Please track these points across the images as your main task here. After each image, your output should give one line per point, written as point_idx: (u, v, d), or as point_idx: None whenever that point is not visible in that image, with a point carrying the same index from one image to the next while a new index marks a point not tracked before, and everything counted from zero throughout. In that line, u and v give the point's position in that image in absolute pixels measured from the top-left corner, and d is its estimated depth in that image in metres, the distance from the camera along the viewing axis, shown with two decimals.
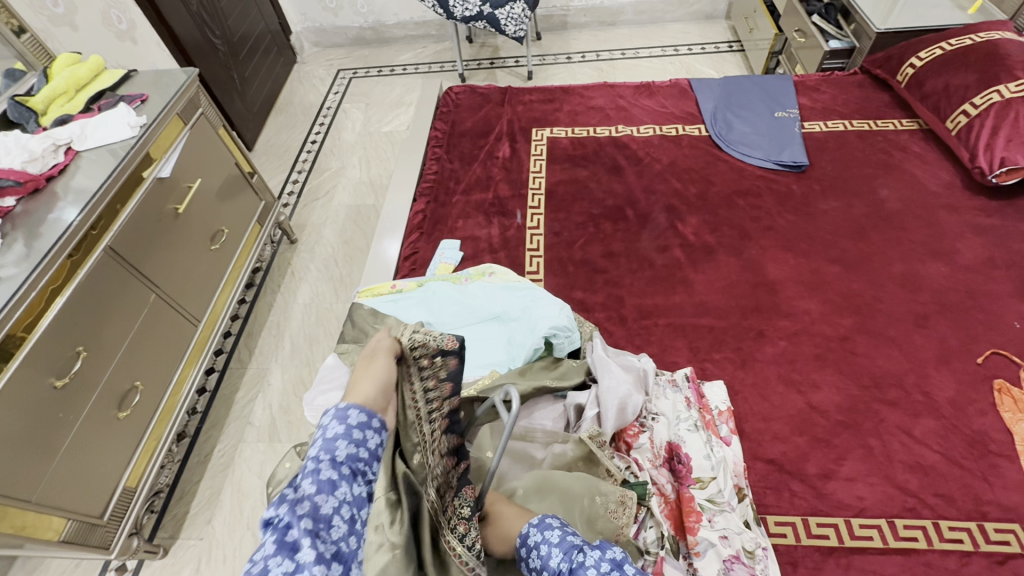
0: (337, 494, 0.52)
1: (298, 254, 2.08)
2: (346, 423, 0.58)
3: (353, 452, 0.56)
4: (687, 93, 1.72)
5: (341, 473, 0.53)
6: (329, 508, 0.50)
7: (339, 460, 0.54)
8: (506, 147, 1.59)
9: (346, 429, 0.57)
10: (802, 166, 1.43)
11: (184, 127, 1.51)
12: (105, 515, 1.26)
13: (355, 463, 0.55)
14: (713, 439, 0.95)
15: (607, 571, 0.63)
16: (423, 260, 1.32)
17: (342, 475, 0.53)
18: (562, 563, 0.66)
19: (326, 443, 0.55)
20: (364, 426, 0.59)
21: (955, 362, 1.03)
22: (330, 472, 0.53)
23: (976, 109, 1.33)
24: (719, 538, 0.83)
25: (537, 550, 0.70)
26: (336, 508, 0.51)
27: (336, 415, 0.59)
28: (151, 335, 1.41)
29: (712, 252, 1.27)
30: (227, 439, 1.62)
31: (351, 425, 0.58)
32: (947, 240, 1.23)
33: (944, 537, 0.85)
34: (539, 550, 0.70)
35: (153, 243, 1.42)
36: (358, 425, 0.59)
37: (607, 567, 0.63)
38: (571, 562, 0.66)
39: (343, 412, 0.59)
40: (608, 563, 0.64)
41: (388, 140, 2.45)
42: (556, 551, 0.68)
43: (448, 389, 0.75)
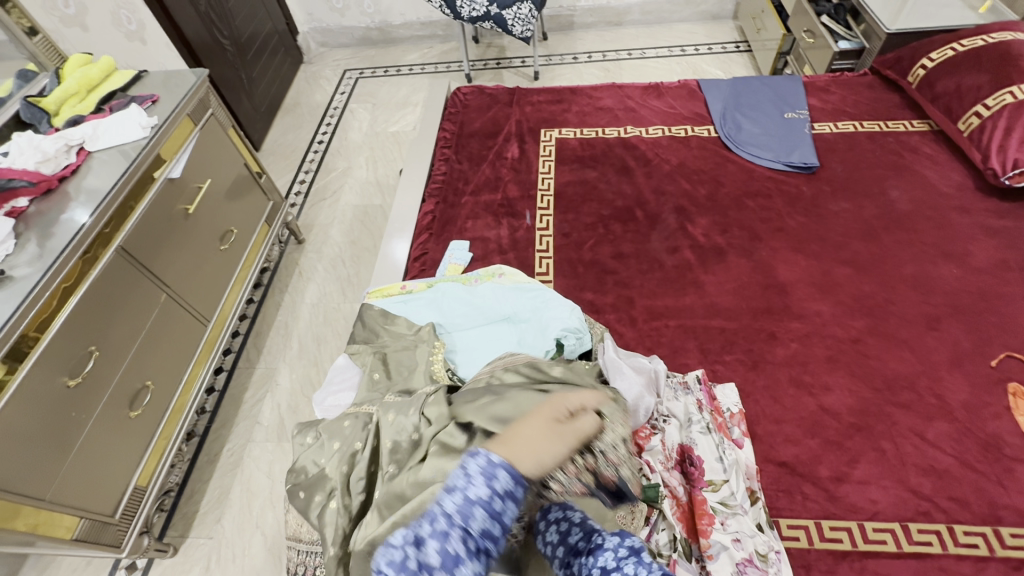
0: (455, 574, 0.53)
1: (305, 254, 2.08)
2: (491, 485, 0.58)
3: (487, 526, 0.56)
4: (695, 93, 1.72)
5: (468, 547, 0.55)
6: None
7: (470, 532, 0.55)
8: (515, 148, 1.59)
9: (488, 492, 0.57)
10: (812, 168, 1.43)
11: (195, 127, 1.51)
12: (116, 513, 1.27)
13: (484, 538, 0.56)
14: (725, 441, 0.95)
15: (624, 556, 0.62)
16: (433, 261, 1.33)
17: (467, 551, 0.55)
18: (581, 541, 0.66)
19: (465, 505, 0.56)
20: (506, 497, 0.58)
21: (969, 365, 1.03)
22: (456, 544, 0.54)
23: (988, 110, 1.32)
24: (732, 540, 0.83)
25: (556, 526, 0.70)
26: None
27: (484, 469, 0.59)
28: (161, 335, 1.42)
29: (723, 253, 1.26)
30: (236, 439, 1.63)
31: (495, 491, 0.57)
32: (959, 242, 1.22)
33: (959, 541, 0.85)
34: (559, 526, 0.70)
35: (164, 243, 1.42)
36: (503, 493, 0.58)
37: (625, 552, 0.63)
38: (590, 543, 0.66)
39: (493, 470, 0.59)
40: (626, 548, 0.63)
41: (395, 140, 2.45)
42: (576, 529, 0.68)
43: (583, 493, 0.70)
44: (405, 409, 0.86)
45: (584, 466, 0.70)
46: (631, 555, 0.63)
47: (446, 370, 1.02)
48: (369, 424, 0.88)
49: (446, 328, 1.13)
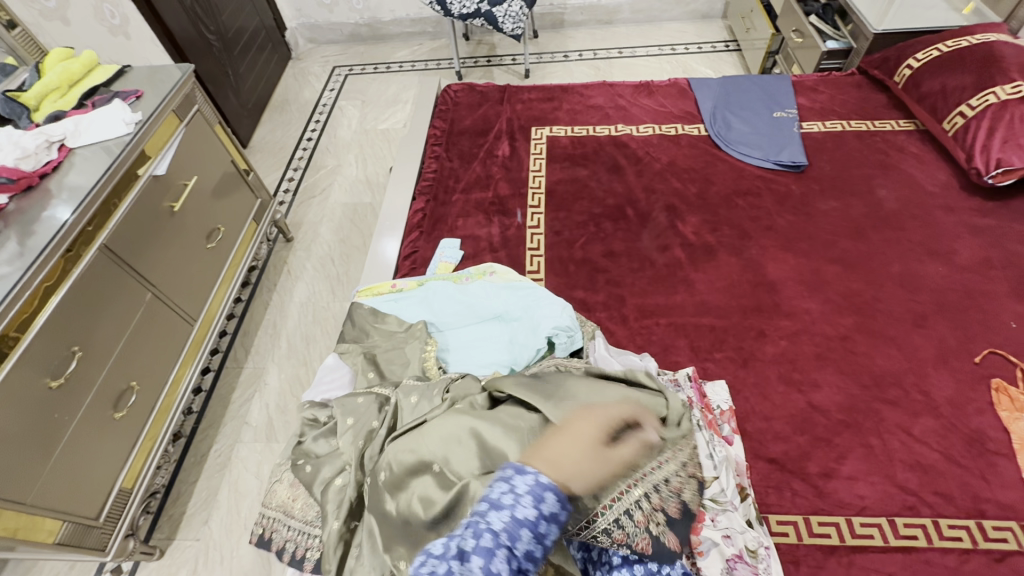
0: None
1: (295, 253, 2.06)
2: (537, 508, 0.58)
3: (530, 549, 0.57)
4: (685, 92, 1.72)
5: (511, 568, 0.55)
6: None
7: (515, 552, 0.56)
8: (506, 146, 1.59)
9: (534, 516, 0.58)
10: (800, 167, 1.44)
11: (180, 123, 1.49)
12: (100, 516, 1.24)
13: (526, 560, 0.56)
14: (715, 438, 0.94)
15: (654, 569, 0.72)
16: (424, 259, 1.32)
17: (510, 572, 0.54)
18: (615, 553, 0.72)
19: (512, 525, 0.57)
20: (552, 518, 0.59)
21: (953, 361, 1.04)
22: (501, 562, 0.54)
23: (972, 110, 1.34)
24: (722, 537, 0.83)
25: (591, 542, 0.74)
26: None
27: (532, 489, 0.60)
28: (147, 334, 1.39)
29: (713, 251, 1.27)
30: (224, 439, 1.61)
31: (540, 515, 0.58)
32: (944, 240, 1.24)
33: (944, 535, 0.86)
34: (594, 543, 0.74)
35: (149, 242, 1.40)
36: (548, 515, 0.59)
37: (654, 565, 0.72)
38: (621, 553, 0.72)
39: (542, 491, 0.60)
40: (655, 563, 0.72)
41: (385, 138, 2.43)
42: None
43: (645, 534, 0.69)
44: (428, 393, 0.88)
45: (648, 508, 0.70)
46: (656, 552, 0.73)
47: (438, 368, 1.01)
48: (386, 406, 0.89)
49: (438, 327, 1.12)
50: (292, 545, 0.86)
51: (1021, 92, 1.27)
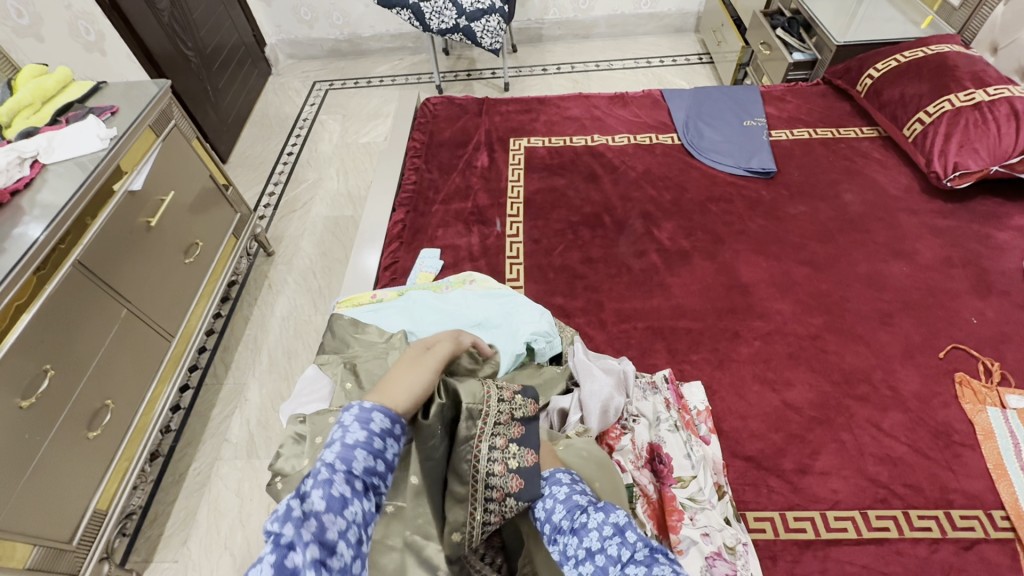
0: (346, 514, 0.54)
1: (275, 267, 2.05)
2: (367, 429, 0.62)
3: (368, 465, 0.59)
4: (659, 103, 1.77)
5: (352, 488, 0.56)
6: (336, 531, 0.52)
7: (354, 474, 0.58)
8: (484, 157, 1.61)
9: (365, 436, 0.61)
10: (770, 173, 1.48)
11: (156, 138, 1.49)
12: (74, 539, 1.21)
13: (366, 476, 0.59)
14: (692, 438, 0.97)
15: (609, 535, 0.59)
16: (403, 269, 1.33)
17: (353, 492, 0.56)
18: (564, 520, 0.64)
19: (345, 452, 0.59)
20: (387, 433, 0.63)
21: (919, 357, 1.08)
22: (341, 486, 0.55)
23: (929, 117, 1.40)
24: (700, 535, 0.85)
25: (543, 503, 0.69)
26: (343, 529, 0.52)
27: (358, 415, 0.63)
28: (122, 351, 1.37)
29: (688, 256, 1.30)
30: (204, 457, 1.59)
31: (371, 433, 0.62)
32: (908, 240, 1.29)
33: (914, 526, 0.89)
34: (545, 503, 0.68)
35: (124, 257, 1.38)
36: (380, 432, 0.63)
37: (609, 531, 0.59)
38: (573, 521, 0.63)
39: (368, 413, 0.64)
40: (610, 526, 0.60)
41: (366, 151, 2.45)
42: (560, 508, 0.66)
43: (515, 482, 0.71)
44: None
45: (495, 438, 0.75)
46: (617, 535, 0.59)
47: None
48: None
49: (417, 336, 1.12)
50: None
51: (973, 100, 1.34)
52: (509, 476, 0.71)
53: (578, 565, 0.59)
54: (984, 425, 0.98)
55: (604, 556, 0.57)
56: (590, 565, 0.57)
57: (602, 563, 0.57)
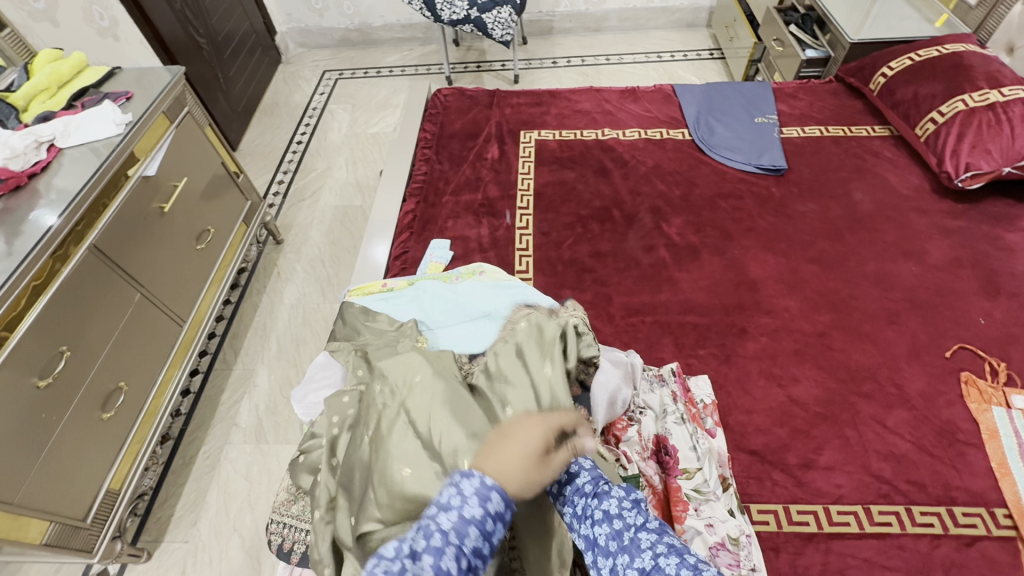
0: None
1: (284, 255, 2.07)
2: (483, 506, 0.59)
3: (477, 544, 0.58)
4: (670, 97, 1.76)
5: (459, 566, 0.56)
6: None
7: (464, 550, 0.57)
8: (495, 149, 1.61)
9: (481, 513, 0.59)
10: (780, 170, 1.48)
11: (170, 125, 1.50)
12: (87, 518, 1.24)
13: (475, 556, 0.58)
14: (699, 431, 0.98)
15: (627, 507, 0.64)
16: (414, 259, 1.34)
17: (459, 568, 0.56)
18: (588, 484, 0.69)
19: (460, 525, 0.58)
20: (498, 516, 0.60)
21: (925, 356, 1.09)
22: (450, 561, 0.56)
23: (943, 117, 1.39)
24: (705, 526, 0.88)
25: (570, 463, 0.73)
26: None
27: (479, 490, 0.61)
28: (135, 335, 1.39)
29: (697, 252, 1.31)
30: (212, 441, 1.61)
31: (485, 512, 0.59)
32: (917, 240, 1.29)
33: (916, 521, 0.90)
34: (571, 464, 0.73)
35: (138, 241, 1.40)
36: (494, 513, 0.60)
37: (628, 505, 0.64)
38: (597, 487, 0.68)
39: (486, 492, 0.61)
40: (628, 501, 0.65)
41: (375, 141, 2.45)
42: (586, 473, 0.70)
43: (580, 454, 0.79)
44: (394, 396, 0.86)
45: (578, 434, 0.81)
46: (635, 508, 0.64)
47: None
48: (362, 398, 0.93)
49: (429, 325, 1.15)
50: (281, 538, 0.91)
51: (987, 100, 1.34)
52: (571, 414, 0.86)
53: (594, 525, 0.64)
54: (988, 424, 0.98)
55: (621, 522, 0.62)
56: (605, 527, 0.63)
57: (619, 526, 0.62)
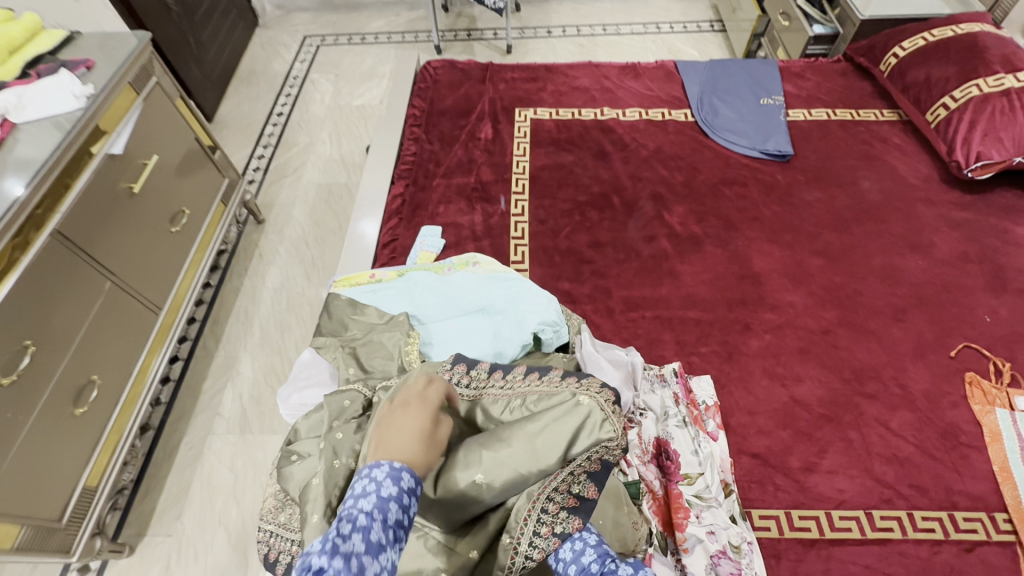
0: (381, 560, 0.54)
1: (266, 235, 1.97)
2: (398, 485, 0.59)
3: (400, 517, 0.57)
4: (673, 75, 1.67)
5: (388, 537, 0.56)
6: (374, 571, 0.52)
7: (389, 524, 0.56)
8: (488, 128, 1.52)
9: (398, 492, 0.59)
10: (786, 156, 1.42)
11: (137, 97, 1.38)
12: (64, 517, 1.19)
13: (400, 529, 0.57)
14: (700, 434, 0.96)
15: None
16: (403, 248, 1.27)
17: (388, 539, 0.55)
18: (595, 563, 0.69)
19: (379, 502, 0.57)
20: (413, 492, 0.60)
21: (929, 355, 1.06)
22: (378, 534, 0.55)
23: (955, 102, 1.33)
24: (706, 533, 0.86)
25: (572, 543, 0.73)
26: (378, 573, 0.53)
27: (390, 472, 0.60)
28: (107, 325, 1.31)
29: (699, 243, 1.25)
30: (195, 432, 1.56)
31: (403, 489, 0.59)
32: (924, 233, 1.25)
33: (918, 527, 0.89)
34: (573, 544, 0.73)
35: (106, 225, 1.30)
36: (408, 490, 0.60)
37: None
38: (603, 566, 0.68)
39: (398, 473, 0.60)
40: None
41: (360, 114, 2.32)
42: (590, 551, 0.71)
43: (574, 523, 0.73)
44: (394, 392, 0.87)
45: (558, 495, 0.74)
46: None
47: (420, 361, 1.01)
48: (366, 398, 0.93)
49: (421, 319, 1.10)
50: (266, 547, 0.87)
51: (1003, 86, 1.28)
52: (567, 496, 0.75)
53: None
54: (992, 427, 0.97)
55: None
56: None
57: None
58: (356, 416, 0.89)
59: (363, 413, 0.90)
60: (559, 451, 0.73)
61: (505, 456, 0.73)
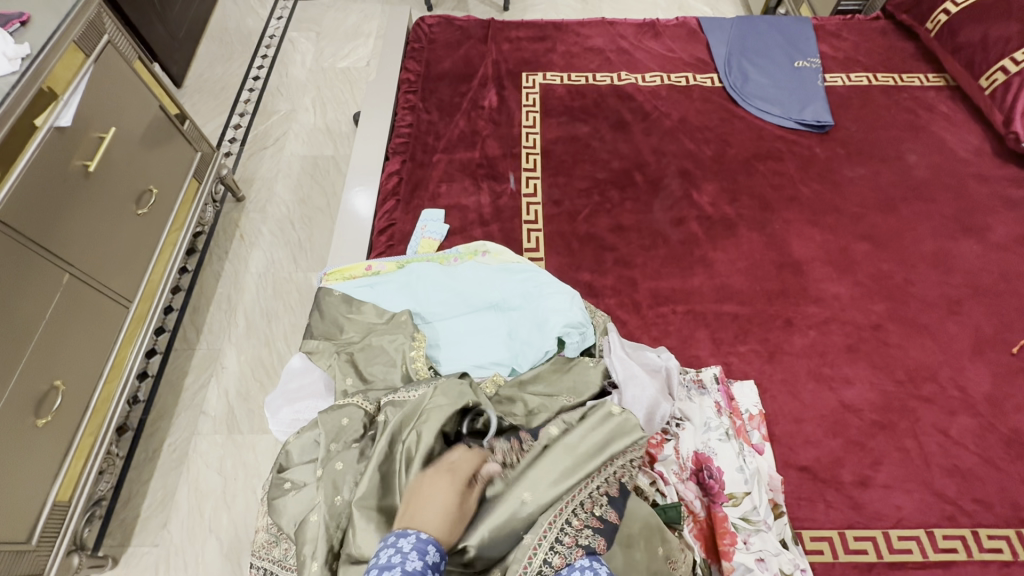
0: None
1: (247, 214, 1.80)
2: (423, 559, 0.56)
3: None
4: (695, 34, 1.50)
5: None
6: None
7: None
8: (492, 95, 1.36)
9: (422, 566, 0.55)
10: (825, 127, 1.28)
11: (86, 60, 1.19)
12: (33, 539, 1.08)
13: None
14: (745, 447, 0.85)
15: None
16: (402, 234, 1.13)
17: None
18: None
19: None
20: (437, 566, 0.57)
21: (989, 352, 0.97)
22: None
23: (1016, 66, 1.19)
24: (755, 561, 0.76)
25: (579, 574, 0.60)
26: None
27: (416, 545, 0.57)
28: (67, 323, 1.16)
29: (733, 226, 1.13)
30: (179, 432, 1.44)
31: (427, 564, 0.56)
32: (979, 214, 1.13)
33: (984, 547, 0.81)
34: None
35: (58, 211, 1.14)
36: (433, 564, 0.57)
37: None
38: None
39: (423, 544, 0.58)
40: None
41: (345, 78, 2.11)
42: None
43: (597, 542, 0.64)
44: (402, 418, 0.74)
45: (585, 509, 0.66)
46: None
47: (428, 369, 0.89)
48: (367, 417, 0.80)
49: (426, 318, 0.97)
50: None
51: None
52: (590, 515, 0.66)
53: None
54: None
55: None
56: None
57: None
58: (355, 438, 0.76)
59: (363, 434, 0.78)
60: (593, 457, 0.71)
61: (540, 465, 0.70)
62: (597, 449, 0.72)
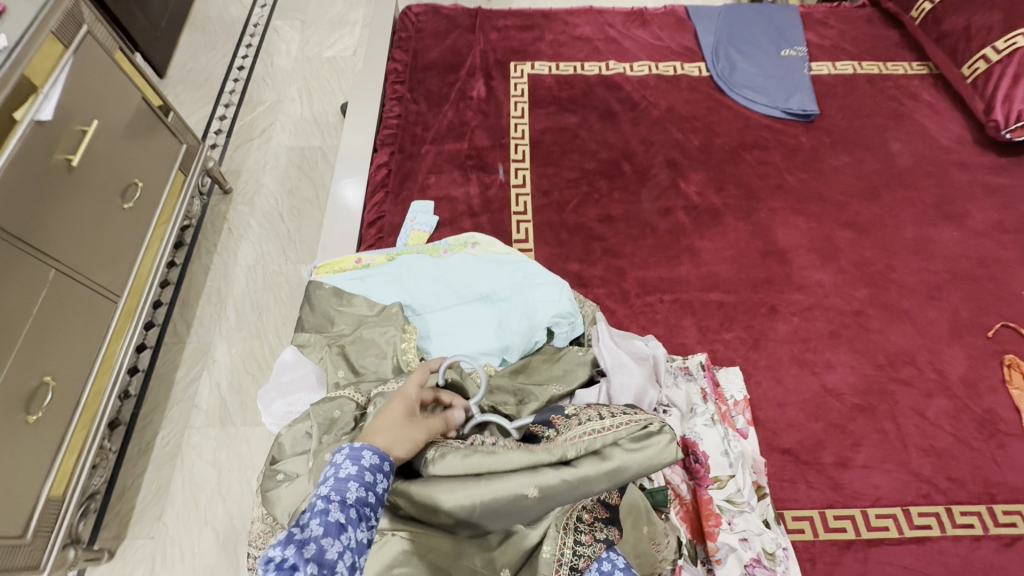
0: (344, 537, 0.48)
1: (235, 207, 1.79)
2: (358, 464, 0.55)
3: (363, 495, 0.53)
4: (684, 22, 1.50)
5: (349, 515, 0.50)
6: (335, 552, 0.47)
7: (349, 502, 0.51)
8: (481, 85, 1.35)
9: (357, 470, 0.55)
10: (811, 116, 1.29)
11: (66, 51, 1.17)
12: (28, 533, 1.08)
13: (365, 506, 0.52)
14: (731, 432, 0.88)
15: None
16: (392, 226, 1.13)
17: (350, 518, 0.50)
18: None
19: (337, 483, 0.53)
20: (377, 468, 0.56)
21: (966, 336, 1.00)
22: (338, 513, 0.50)
23: (997, 55, 1.20)
24: (739, 541, 0.79)
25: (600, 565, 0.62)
26: (341, 553, 0.47)
27: (349, 454, 0.56)
28: (55, 319, 1.16)
29: (719, 215, 1.14)
30: (172, 425, 1.44)
31: (363, 467, 0.55)
32: (958, 202, 1.16)
33: (957, 523, 0.84)
34: (602, 565, 0.62)
35: (41, 205, 1.12)
36: (372, 467, 0.56)
37: None
38: None
39: (357, 451, 0.56)
40: None
41: (332, 67, 2.09)
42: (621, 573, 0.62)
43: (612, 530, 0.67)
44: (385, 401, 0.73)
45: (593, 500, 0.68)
46: None
47: (419, 359, 0.90)
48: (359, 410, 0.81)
49: (416, 310, 0.98)
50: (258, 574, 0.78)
51: None
52: (598, 505, 0.68)
53: None
54: None
55: None
56: None
57: None
58: (347, 429, 0.77)
59: (355, 425, 0.78)
60: (616, 470, 0.63)
61: (556, 470, 0.63)
62: (624, 464, 0.64)
